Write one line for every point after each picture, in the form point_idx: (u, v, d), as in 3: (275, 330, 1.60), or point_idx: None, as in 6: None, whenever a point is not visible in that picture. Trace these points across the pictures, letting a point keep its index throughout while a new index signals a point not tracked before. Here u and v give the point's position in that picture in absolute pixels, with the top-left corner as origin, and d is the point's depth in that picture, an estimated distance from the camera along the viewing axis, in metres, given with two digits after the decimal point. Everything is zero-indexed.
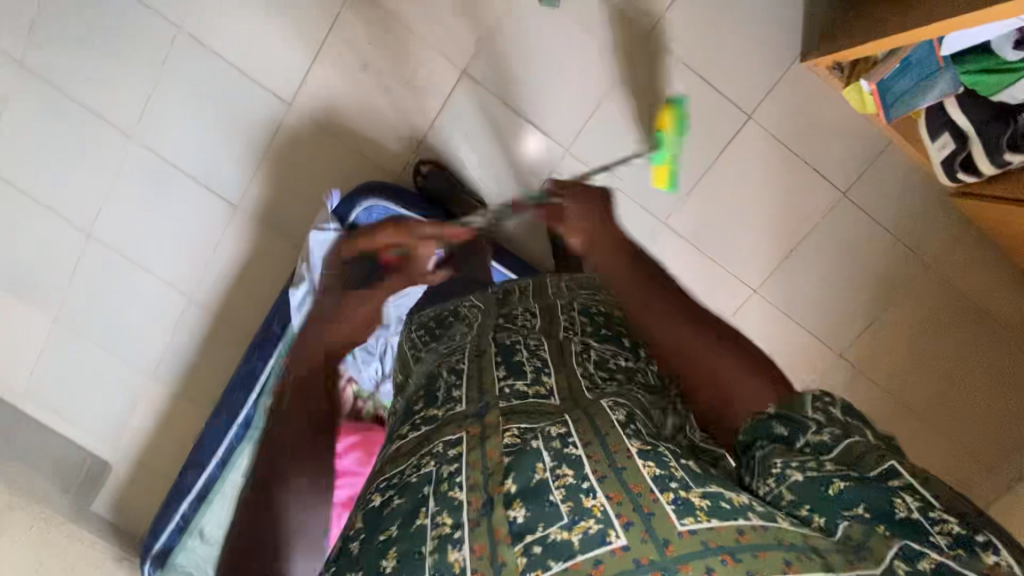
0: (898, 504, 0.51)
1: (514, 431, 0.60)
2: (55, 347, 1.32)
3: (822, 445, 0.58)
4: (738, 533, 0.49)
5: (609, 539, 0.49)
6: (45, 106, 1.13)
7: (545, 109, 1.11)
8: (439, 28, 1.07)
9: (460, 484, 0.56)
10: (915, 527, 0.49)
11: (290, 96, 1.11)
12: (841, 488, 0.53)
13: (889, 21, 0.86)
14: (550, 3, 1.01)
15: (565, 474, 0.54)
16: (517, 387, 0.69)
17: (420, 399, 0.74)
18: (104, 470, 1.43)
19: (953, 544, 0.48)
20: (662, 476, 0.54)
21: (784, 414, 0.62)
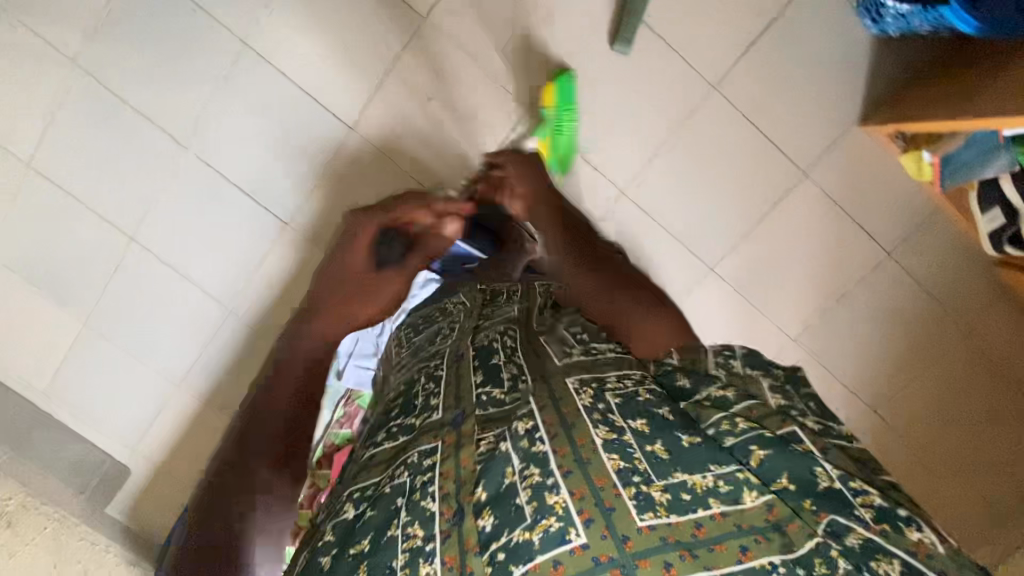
0: (820, 475, 0.51)
1: (490, 439, 0.59)
2: (81, 349, 1.29)
3: (724, 400, 0.60)
4: (696, 528, 0.48)
5: (570, 536, 0.48)
6: (100, 109, 1.12)
7: (603, 150, 1.10)
8: (505, 64, 1.08)
9: (433, 494, 0.56)
10: (839, 500, 0.49)
11: (353, 120, 1.12)
12: (762, 456, 0.52)
13: (952, 102, 0.90)
14: (621, 49, 1.02)
15: (533, 473, 0.52)
16: (494, 395, 0.67)
17: (399, 408, 0.77)
18: (121, 474, 1.40)
19: (876, 518, 0.48)
20: (626, 470, 0.52)
21: (688, 372, 0.65)
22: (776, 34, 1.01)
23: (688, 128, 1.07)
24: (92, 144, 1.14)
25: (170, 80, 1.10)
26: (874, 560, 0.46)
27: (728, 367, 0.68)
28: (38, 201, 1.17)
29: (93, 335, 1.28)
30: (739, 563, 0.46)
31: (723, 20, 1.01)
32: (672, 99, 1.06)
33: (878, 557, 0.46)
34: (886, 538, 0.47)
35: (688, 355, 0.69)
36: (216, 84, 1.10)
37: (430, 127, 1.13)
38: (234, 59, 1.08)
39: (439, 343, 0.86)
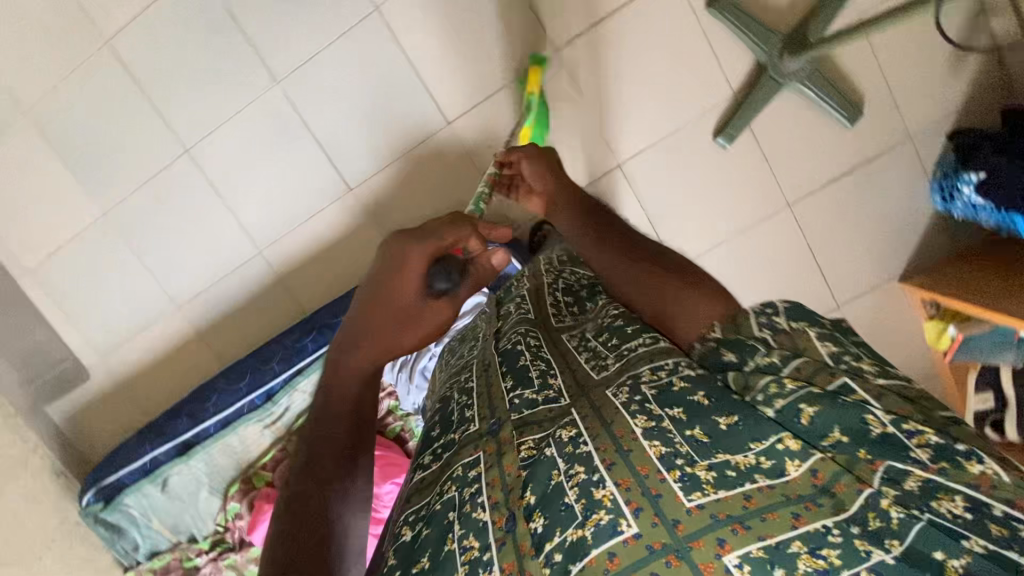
0: (871, 421, 0.46)
1: (531, 441, 0.52)
2: (91, 240, 1.23)
3: (772, 366, 0.52)
4: (747, 499, 0.43)
5: (622, 527, 0.43)
6: (204, 16, 1.08)
7: (673, 225, 1.14)
8: (614, 116, 1.09)
9: (483, 505, 0.49)
10: (889, 444, 0.44)
11: (452, 117, 1.13)
12: (812, 414, 0.47)
13: (978, 291, 1.00)
14: (723, 142, 1.07)
15: (579, 472, 0.47)
16: (525, 395, 0.57)
17: (434, 426, 0.65)
18: (78, 377, 1.31)
19: (936, 457, 0.43)
20: (668, 454, 0.46)
21: (730, 345, 0.56)
22: (856, 180, 1.10)
23: (753, 232, 1.14)
24: (181, 45, 1.10)
25: (286, 15, 1.08)
26: (934, 501, 0.41)
27: (773, 328, 0.56)
28: (106, 83, 1.13)
29: (107, 229, 1.22)
30: (793, 530, 0.41)
31: (819, 150, 1.08)
32: (750, 200, 1.12)
33: (939, 496, 0.41)
34: (945, 475, 0.42)
35: (730, 324, 0.59)
36: (332, 34, 1.08)
37: None
38: (359, 18, 1.07)
39: (465, 356, 0.78)
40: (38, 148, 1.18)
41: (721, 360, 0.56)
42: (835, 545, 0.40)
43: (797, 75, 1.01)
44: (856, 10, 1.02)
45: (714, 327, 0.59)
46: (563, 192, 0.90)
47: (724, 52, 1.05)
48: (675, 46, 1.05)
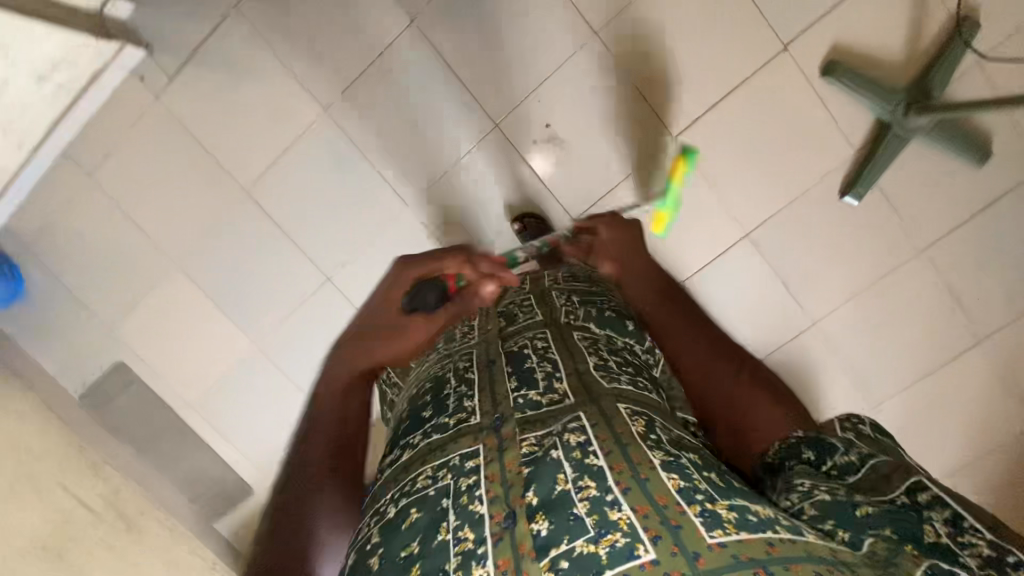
0: (928, 528, 0.52)
1: (532, 441, 0.59)
2: (242, 367, 1.31)
3: (850, 467, 0.61)
4: (770, 546, 0.47)
5: (639, 552, 0.47)
6: (333, 151, 1.15)
7: (805, 282, 1.15)
8: (736, 188, 1.11)
9: (481, 498, 0.54)
10: (945, 551, 0.50)
11: (578, 213, 1.18)
12: (868, 510, 0.52)
13: None
14: (854, 197, 1.07)
15: (589, 486, 0.53)
16: (530, 397, 0.65)
17: (428, 404, 0.70)
18: (236, 494, 1.38)
19: (983, 565, 0.49)
20: (686, 489, 0.52)
21: (812, 446, 0.65)
22: (993, 217, 1.07)
23: (888, 280, 1.12)
24: (315, 183, 1.17)
25: (411, 142, 1.15)
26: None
27: (858, 432, 0.66)
28: (246, 224, 1.21)
29: (257, 359, 1.30)
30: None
31: (947, 193, 1.08)
32: (882, 249, 1.11)
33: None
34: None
35: (813, 429, 0.68)
36: (457, 154, 1.16)
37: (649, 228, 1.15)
38: (479, 136, 1.15)
39: (461, 343, 0.81)
40: (187, 292, 1.26)
41: (799, 459, 0.64)
42: None
43: (923, 128, 1.00)
44: (978, 51, 1.00)
45: (798, 430, 0.68)
46: (632, 261, 1.01)
47: (841, 112, 1.06)
48: (790, 113, 1.06)
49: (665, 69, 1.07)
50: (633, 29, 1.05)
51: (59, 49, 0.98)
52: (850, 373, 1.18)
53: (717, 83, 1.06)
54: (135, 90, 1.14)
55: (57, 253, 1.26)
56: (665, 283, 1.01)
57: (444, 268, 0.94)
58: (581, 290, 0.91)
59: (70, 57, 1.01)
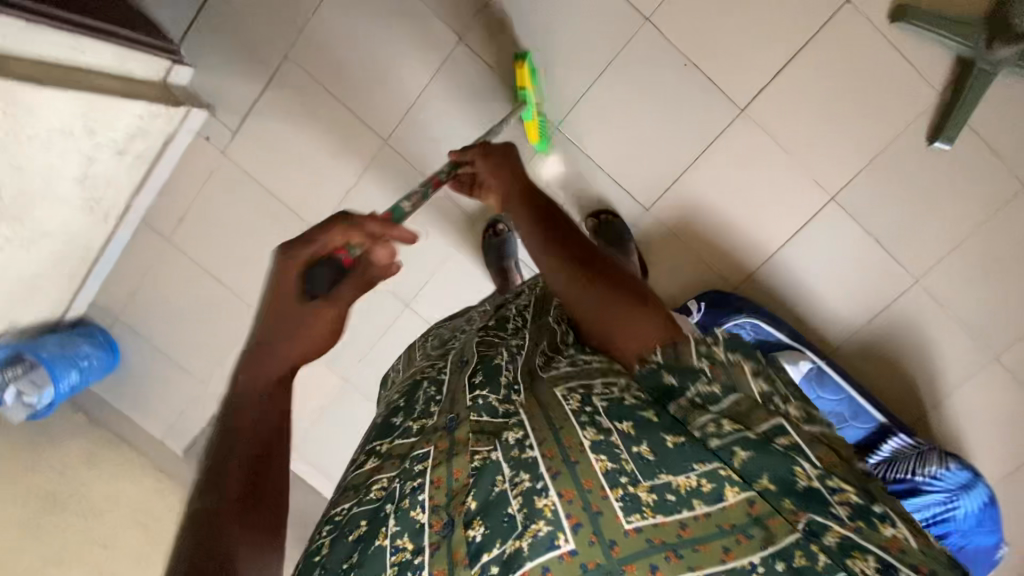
0: (799, 472, 0.50)
1: (481, 452, 0.56)
2: (335, 404, 1.33)
3: (713, 399, 0.54)
4: (681, 528, 0.49)
5: (559, 542, 0.49)
6: (398, 180, 1.17)
7: (901, 237, 1.09)
8: (814, 152, 1.07)
9: (422, 505, 0.56)
10: (817, 498, 0.48)
11: (651, 201, 1.13)
12: (745, 458, 0.51)
13: None
14: (945, 141, 1.01)
15: (524, 479, 0.53)
16: (489, 400, 0.61)
17: (399, 402, 0.71)
18: None
19: (852, 516, 0.47)
20: (612, 471, 0.52)
21: (670, 364, 0.56)
22: None
23: (992, 223, 1.06)
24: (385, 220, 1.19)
25: None
26: (849, 559, 0.46)
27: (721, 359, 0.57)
28: None
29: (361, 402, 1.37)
30: (722, 563, 0.47)
31: None
32: (977, 194, 1.05)
33: (854, 556, 0.46)
34: (861, 534, 0.47)
35: (672, 349, 0.57)
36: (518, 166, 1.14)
37: (728, 207, 1.11)
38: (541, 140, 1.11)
39: (444, 347, 0.83)
40: None
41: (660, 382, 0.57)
42: None
43: (1011, 60, 0.95)
44: None
45: (656, 350, 0.58)
46: (513, 175, 0.84)
47: (917, 58, 1.01)
48: (863, 68, 1.02)
49: (724, 42, 1.03)
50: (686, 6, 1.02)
51: (138, 119, 1.02)
52: (959, 329, 1.12)
53: (781, 49, 1.02)
54: (202, 151, 1.17)
55: (146, 319, 1.31)
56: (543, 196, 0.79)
57: (327, 243, 0.68)
58: None
59: (146, 124, 1.04)
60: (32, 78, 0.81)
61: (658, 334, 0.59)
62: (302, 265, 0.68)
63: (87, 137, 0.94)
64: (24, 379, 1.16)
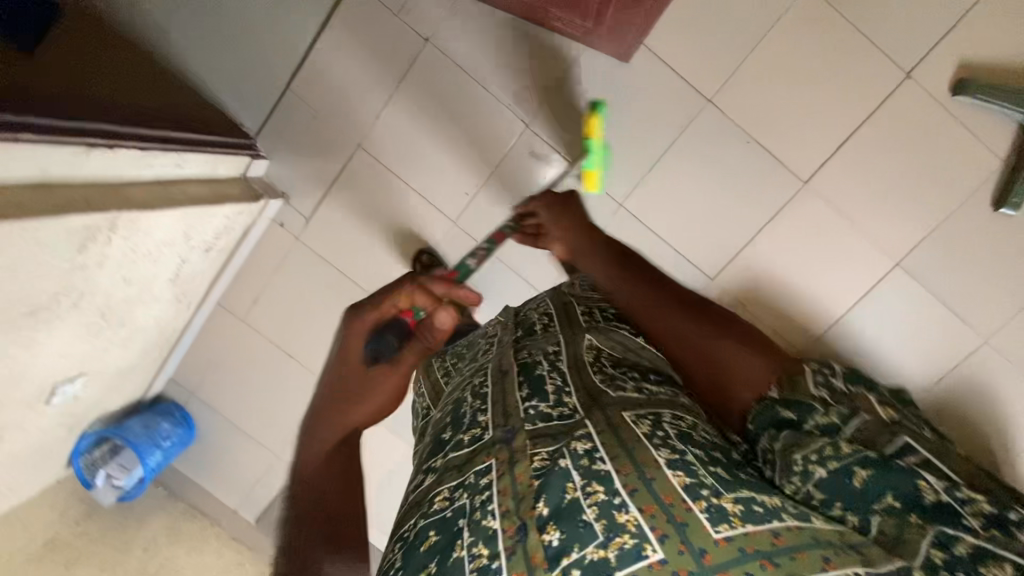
0: (924, 487, 0.51)
1: (544, 454, 0.56)
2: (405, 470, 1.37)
3: (831, 427, 0.57)
4: (774, 536, 0.49)
5: (647, 552, 0.48)
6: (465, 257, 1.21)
7: (967, 300, 1.10)
8: (878, 220, 1.08)
9: (493, 512, 0.52)
10: (949, 512, 0.49)
11: (715, 271, 1.14)
12: (865, 477, 0.53)
13: None
14: (1010, 209, 1.03)
15: (597, 491, 0.51)
16: (541, 408, 0.62)
17: (445, 428, 0.68)
18: None
19: (987, 525, 0.48)
20: (692, 484, 0.52)
21: (788, 401, 0.61)
22: None
23: None
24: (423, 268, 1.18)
25: None
26: (983, 565, 0.46)
27: (830, 385, 0.60)
28: None
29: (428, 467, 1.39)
30: (825, 571, 0.46)
31: None
32: None
33: (992, 563, 0.46)
34: (994, 543, 0.47)
35: (788, 386, 0.62)
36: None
37: (793, 275, 1.12)
38: (608, 216, 1.13)
39: (478, 360, 0.80)
40: None
41: (779, 421, 0.61)
42: None
43: None
44: None
45: (771, 391, 0.63)
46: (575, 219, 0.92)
47: (981, 127, 1.02)
48: (927, 139, 1.04)
49: (785, 120, 1.06)
50: (747, 88, 1.05)
51: (226, 220, 1.07)
52: None
53: (844, 122, 1.05)
54: (277, 236, 1.22)
55: (219, 396, 1.35)
56: (613, 242, 0.88)
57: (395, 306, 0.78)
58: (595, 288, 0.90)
59: (231, 223, 1.09)
60: (147, 204, 0.85)
61: (773, 381, 0.64)
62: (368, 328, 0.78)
63: (183, 244, 0.99)
64: (114, 464, 1.22)
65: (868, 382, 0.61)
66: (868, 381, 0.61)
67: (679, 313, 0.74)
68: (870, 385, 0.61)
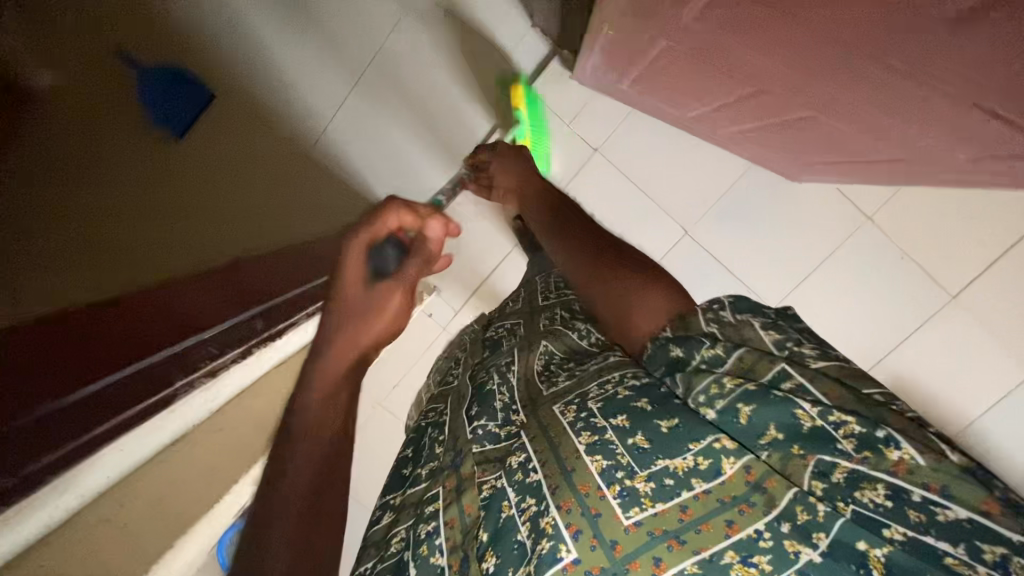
0: (801, 415, 0.43)
1: (490, 480, 0.53)
2: None
3: (717, 360, 0.49)
4: (682, 512, 0.43)
5: (563, 555, 0.42)
6: None
7: None
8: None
9: (439, 547, 0.52)
10: (823, 438, 0.42)
11: None
12: (750, 413, 0.45)
13: None
14: None
15: (529, 504, 0.47)
16: (489, 428, 0.60)
17: (408, 460, 0.72)
18: None
19: (860, 447, 0.41)
20: (609, 468, 0.46)
21: (678, 337, 0.52)
22: None
23: None
24: None
25: None
26: (860, 490, 0.40)
27: (720, 320, 0.52)
28: None
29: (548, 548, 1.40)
30: (726, 540, 0.41)
31: None
32: None
33: (864, 486, 0.40)
34: (868, 464, 0.41)
35: (680, 324, 0.53)
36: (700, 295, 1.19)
37: (928, 382, 1.16)
38: None
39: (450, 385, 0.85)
40: None
41: (671, 361, 0.52)
42: (766, 551, 0.40)
43: None
44: None
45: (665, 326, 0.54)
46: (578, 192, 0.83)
47: None
48: None
49: (936, 240, 1.09)
50: (904, 211, 1.09)
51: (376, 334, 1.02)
52: None
53: (1004, 241, 1.05)
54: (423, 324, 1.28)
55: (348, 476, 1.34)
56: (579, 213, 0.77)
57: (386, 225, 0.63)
58: (562, 302, 0.83)
59: None
60: None
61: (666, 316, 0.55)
62: (366, 246, 0.62)
63: None
64: None
65: (764, 308, 0.53)
66: (764, 308, 0.52)
67: (602, 258, 0.64)
68: (762, 310, 0.52)
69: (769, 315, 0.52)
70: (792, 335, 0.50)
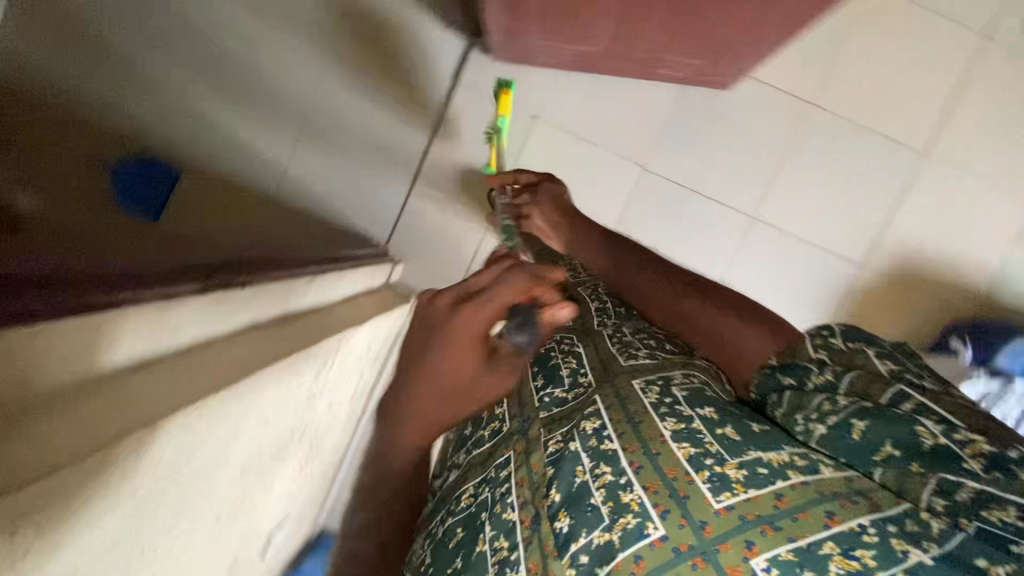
0: (922, 432, 0.42)
1: (557, 438, 0.54)
2: None
3: (829, 386, 0.49)
4: (777, 499, 0.41)
5: (648, 530, 0.42)
6: None
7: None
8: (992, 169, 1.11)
9: (512, 505, 0.53)
10: (945, 455, 0.40)
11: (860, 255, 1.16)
12: (863, 428, 0.44)
13: None
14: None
15: (604, 473, 0.47)
16: (556, 395, 0.62)
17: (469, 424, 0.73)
18: None
19: (988, 467, 0.39)
20: (695, 455, 0.46)
21: (786, 367, 0.54)
22: None
23: None
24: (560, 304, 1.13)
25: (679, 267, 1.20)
26: (986, 510, 0.37)
27: (830, 346, 0.52)
28: None
29: None
30: (825, 529, 0.39)
31: None
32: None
33: (991, 506, 0.37)
34: (1001, 486, 0.38)
35: (787, 352, 0.56)
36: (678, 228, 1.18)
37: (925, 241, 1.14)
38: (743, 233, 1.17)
39: None
40: None
41: (778, 388, 0.54)
42: (869, 546, 0.37)
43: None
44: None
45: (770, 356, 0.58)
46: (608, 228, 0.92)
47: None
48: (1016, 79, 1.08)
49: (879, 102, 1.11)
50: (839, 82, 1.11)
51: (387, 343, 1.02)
52: None
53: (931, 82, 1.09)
54: None
55: None
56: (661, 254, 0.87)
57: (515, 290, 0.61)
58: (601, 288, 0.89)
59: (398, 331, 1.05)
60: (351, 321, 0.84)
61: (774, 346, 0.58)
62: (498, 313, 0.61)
63: (365, 358, 0.95)
64: None
65: (880, 337, 0.51)
66: (880, 337, 0.50)
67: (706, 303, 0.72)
68: (879, 339, 0.50)
69: (879, 342, 0.50)
70: (909, 365, 0.47)
